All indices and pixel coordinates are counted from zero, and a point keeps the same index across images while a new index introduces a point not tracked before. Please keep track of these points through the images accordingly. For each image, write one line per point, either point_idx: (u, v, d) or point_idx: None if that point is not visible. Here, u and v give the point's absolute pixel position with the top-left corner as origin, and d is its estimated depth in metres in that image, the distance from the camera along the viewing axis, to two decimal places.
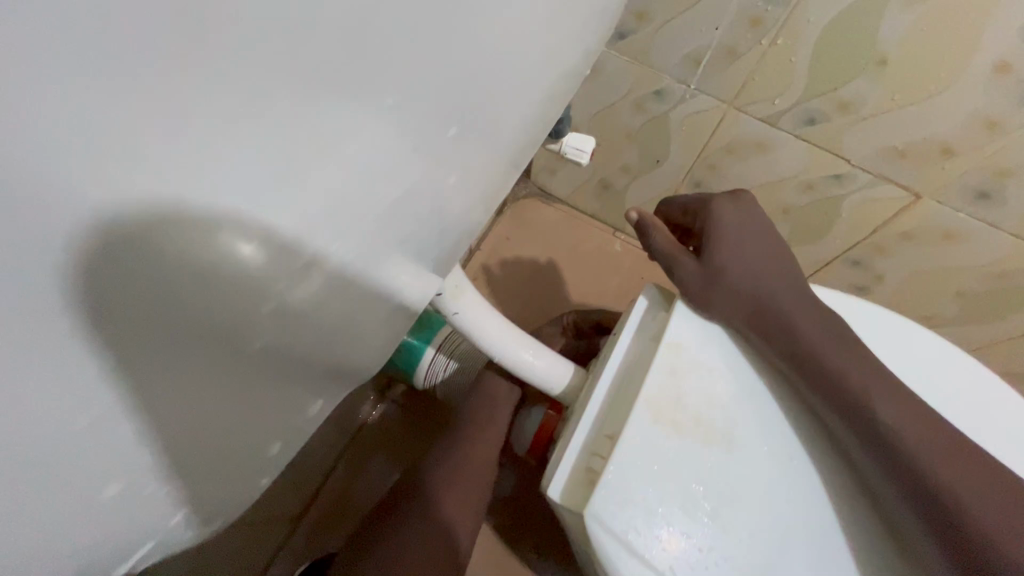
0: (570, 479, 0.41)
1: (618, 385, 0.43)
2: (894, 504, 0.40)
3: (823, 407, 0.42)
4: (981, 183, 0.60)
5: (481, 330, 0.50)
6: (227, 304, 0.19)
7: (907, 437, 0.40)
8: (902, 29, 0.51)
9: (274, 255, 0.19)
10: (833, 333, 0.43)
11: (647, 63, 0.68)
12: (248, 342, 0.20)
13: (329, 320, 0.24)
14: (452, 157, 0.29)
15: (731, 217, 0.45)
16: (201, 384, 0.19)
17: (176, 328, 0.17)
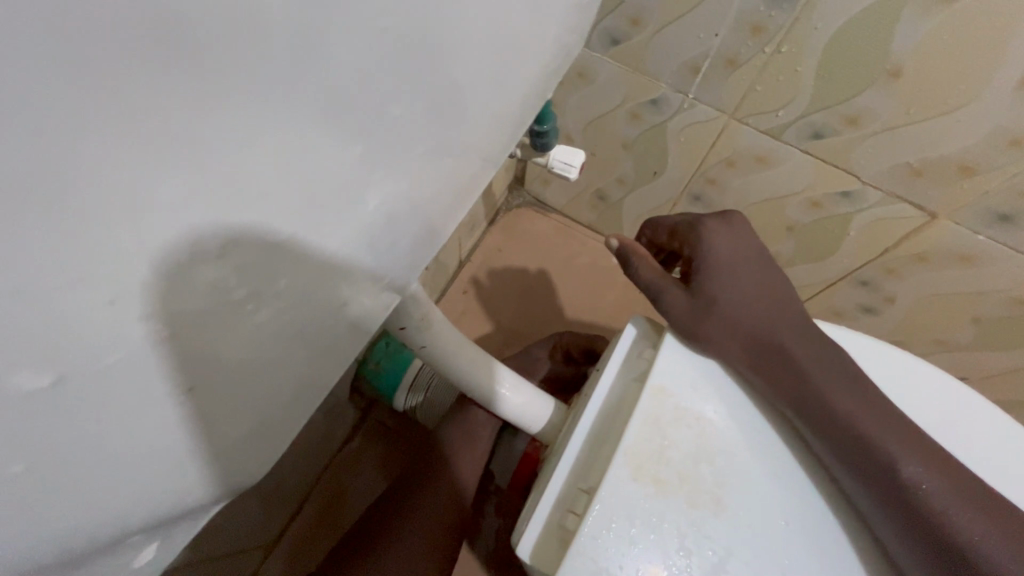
0: (540, 538, 0.37)
1: (597, 432, 0.39)
2: (911, 566, 0.35)
3: (829, 456, 0.38)
4: (1003, 205, 0.55)
5: (454, 363, 0.46)
6: (156, 337, 0.16)
7: (926, 490, 0.35)
8: (918, 38, 0.46)
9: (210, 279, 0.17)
10: (837, 369, 0.39)
11: (643, 71, 0.64)
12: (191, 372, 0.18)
13: (285, 348, 0.22)
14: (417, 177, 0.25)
15: (724, 240, 0.41)
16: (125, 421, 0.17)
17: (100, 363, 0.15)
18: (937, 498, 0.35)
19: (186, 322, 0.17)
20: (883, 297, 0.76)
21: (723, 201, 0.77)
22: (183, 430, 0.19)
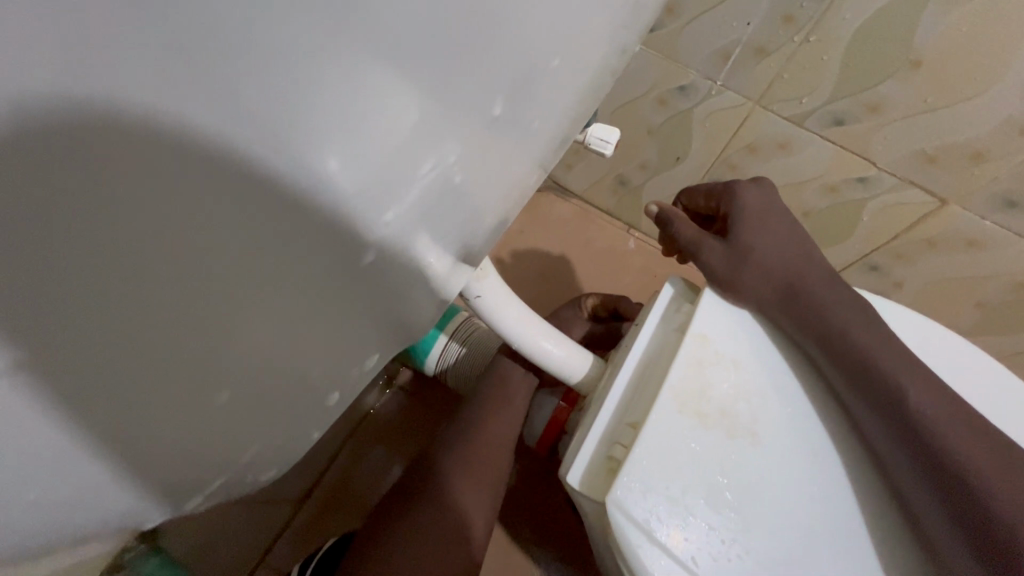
0: (589, 467, 0.40)
1: (640, 375, 0.43)
2: (920, 497, 0.38)
3: (851, 394, 0.41)
4: (1010, 192, 0.60)
5: (500, 316, 0.49)
6: (208, 284, 0.15)
7: (938, 427, 0.38)
8: (940, 30, 0.50)
9: (273, 225, 0.16)
10: (857, 311, 0.43)
11: (674, 58, 0.67)
12: (243, 323, 0.16)
13: (345, 299, 0.21)
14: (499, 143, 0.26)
15: (757, 200, 0.45)
16: (173, 378, 0.15)
17: (145, 309, 0.13)
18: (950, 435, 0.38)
19: (245, 266, 0.15)
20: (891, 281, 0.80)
21: None
22: (235, 389, 0.17)
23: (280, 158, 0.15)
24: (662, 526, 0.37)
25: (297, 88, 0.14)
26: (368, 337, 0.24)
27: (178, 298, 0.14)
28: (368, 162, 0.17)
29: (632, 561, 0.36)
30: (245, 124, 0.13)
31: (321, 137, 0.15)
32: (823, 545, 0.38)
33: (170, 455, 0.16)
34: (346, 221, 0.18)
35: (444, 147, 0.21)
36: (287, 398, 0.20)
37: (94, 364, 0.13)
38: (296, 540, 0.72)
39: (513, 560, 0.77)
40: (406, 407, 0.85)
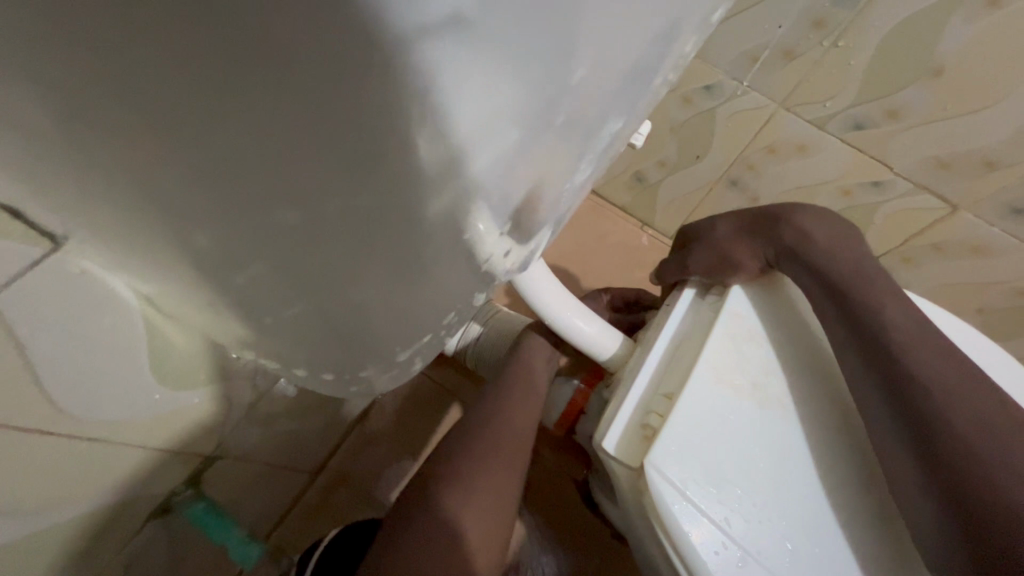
0: (625, 432, 0.42)
1: (675, 348, 0.45)
2: (912, 482, 0.38)
3: (863, 379, 0.42)
4: (1017, 200, 0.63)
5: (539, 292, 0.50)
6: (331, 197, 0.15)
7: (949, 426, 0.37)
8: (965, 40, 0.53)
9: (418, 184, 0.15)
10: (884, 289, 0.44)
11: (702, 58, 0.69)
12: (352, 238, 0.16)
13: (419, 249, 0.18)
14: (608, 147, 0.25)
15: (723, 216, 0.51)
16: (265, 230, 0.16)
17: (267, 182, 0.14)
18: (962, 428, 0.37)
19: (371, 200, 0.15)
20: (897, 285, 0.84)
21: (759, 188, 0.84)
22: (318, 271, 0.18)
23: (463, 104, 0.13)
24: (697, 489, 0.38)
25: (513, 68, 0.13)
26: (450, 296, 0.24)
27: (295, 193, 0.14)
28: (533, 121, 0.16)
29: (668, 521, 0.38)
30: (443, 96, 0.12)
31: (499, 116, 0.14)
32: (843, 513, 0.40)
33: (243, 261, 0.19)
34: (473, 196, 0.17)
35: (568, 136, 0.19)
36: (356, 314, 0.21)
37: (214, 186, 0.15)
38: (304, 517, 0.73)
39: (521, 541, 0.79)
40: (422, 386, 0.85)
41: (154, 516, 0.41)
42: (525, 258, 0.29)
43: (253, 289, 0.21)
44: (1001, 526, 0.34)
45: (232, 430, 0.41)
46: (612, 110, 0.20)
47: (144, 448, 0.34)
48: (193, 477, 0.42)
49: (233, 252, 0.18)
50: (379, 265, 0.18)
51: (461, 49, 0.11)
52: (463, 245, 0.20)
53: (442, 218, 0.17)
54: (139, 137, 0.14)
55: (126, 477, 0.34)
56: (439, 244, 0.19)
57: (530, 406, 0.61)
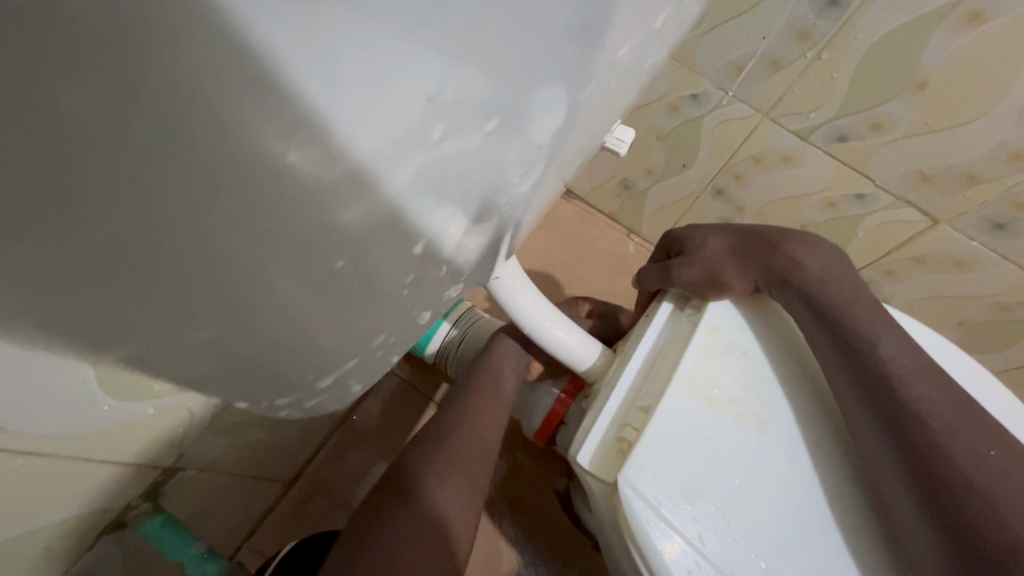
0: (600, 447, 0.41)
1: (652, 360, 0.45)
2: (899, 498, 0.38)
3: (851, 398, 0.42)
4: (998, 215, 0.63)
5: (516, 300, 0.49)
6: (232, 217, 0.13)
7: (931, 438, 0.38)
8: (946, 54, 0.53)
9: (337, 191, 0.15)
10: (865, 302, 0.45)
11: (689, 66, 0.69)
12: (269, 258, 0.15)
13: (346, 256, 0.17)
14: (562, 151, 0.25)
15: (711, 229, 0.50)
16: (168, 286, 0.14)
17: (152, 225, 0.12)
18: (956, 449, 0.37)
19: (284, 212, 0.14)
20: (881, 297, 0.84)
21: (744, 198, 0.84)
22: (244, 307, 0.17)
23: (386, 101, 0.13)
24: (672, 507, 0.38)
25: (423, 74, 0.13)
26: (398, 304, 0.23)
27: (192, 226, 0.13)
28: (466, 117, 0.16)
29: (643, 540, 0.37)
30: (336, 95, 0.12)
31: (417, 123, 0.14)
32: (822, 531, 0.40)
33: (152, 334, 0.16)
34: (404, 199, 0.17)
35: (511, 139, 0.19)
36: (281, 339, 0.19)
37: (90, 260, 0.13)
38: (277, 529, 0.70)
39: (501, 552, 0.77)
40: (402, 393, 0.84)
41: (108, 530, 0.40)
42: (485, 255, 0.29)
43: (161, 357, 0.18)
44: (985, 541, 0.34)
45: (195, 440, 0.39)
46: (558, 121, 0.20)
47: (97, 461, 0.32)
48: (153, 489, 0.41)
49: (127, 325, 0.16)
50: (294, 283, 0.17)
51: (343, 44, 0.11)
52: (403, 251, 0.20)
53: (368, 222, 0.17)
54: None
55: (71, 492, 0.32)
56: (370, 252, 0.18)
57: (496, 409, 0.60)
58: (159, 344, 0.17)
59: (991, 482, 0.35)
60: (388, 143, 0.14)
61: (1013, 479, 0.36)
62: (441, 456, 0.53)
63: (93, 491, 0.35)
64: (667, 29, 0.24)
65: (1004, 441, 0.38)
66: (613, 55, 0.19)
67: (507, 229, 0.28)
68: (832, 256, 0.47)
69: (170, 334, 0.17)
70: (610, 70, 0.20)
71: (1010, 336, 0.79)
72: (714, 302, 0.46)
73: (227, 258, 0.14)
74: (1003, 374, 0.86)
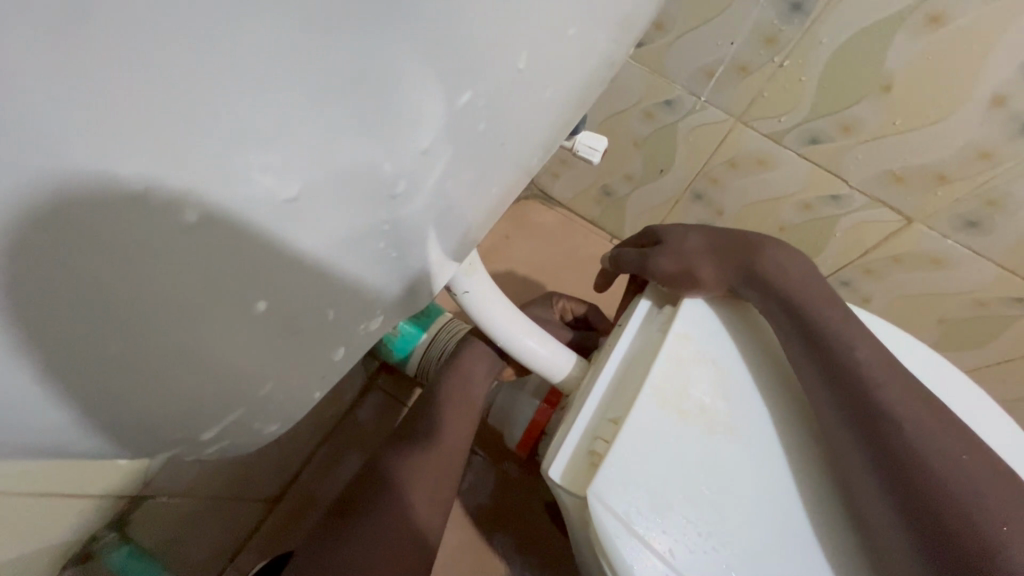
0: (571, 461, 0.41)
1: (623, 371, 0.45)
2: (875, 503, 0.38)
3: (824, 403, 0.42)
4: (970, 213, 0.64)
5: (485, 312, 0.49)
6: (137, 261, 0.13)
7: (899, 435, 0.38)
8: (909, 57, 0.53)
9: (236, 217, 0.14)
10: (830, 300, 0.45)
11: (660, 73, 0.69)
12: (156, 306, 0.15)
13: (270, 284, 0.17)
14: (492, 164, 0.25)
15: (688, 226, 0.50)
16: (52, 364, 0.13)
17: (57, 292, 0.12)
18: (928, 452, 0.37)
19: (159, 248, 0.14)
20: (861, 296, 0.84)
21: (723, 202, 0.84)
22: (146, 366, 0.16)
23: (267, 120, 0.13)
24: (641, 519, 0.37)
25: (274, 91, 0.13)
26: (324, 334, 0.23)
27: (53, 280, 0.12)
28: (367, 132, 0.16)
29: (612, 554, 0.36)
30: (212, 120, 0.12)
31: (287, 143, 0.14)
32: (792, 538, 0.39)
33: (86, 426, 0.16)
34: (301, 225, 0.17)
35: (424, 150, 0.19)
36: (225, 391, 0.19)
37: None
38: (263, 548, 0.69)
39: (488, 565, 0.76)
40: (386, 406, 0.83)
41: (74, 562, 0.40)
42: (414, 276, 0.29)
43: (111, 448, 0.18)
44: (960, 537, 0.34)
45: (159, 468, 0.39)
46: (457, 135, 0.20)
47: (52, 495, 0.32)
48: (119, 519, 0.40)
49: (69, 424, 0.15)
50: (217, 327, 0.17)
51: (212, 67, 0.12)
52: (320, 282, 0.19)
53: (282, 243, 0.16)
54: None
55: (26, 527, 0.32)
56: (295, 279, 0.18)
57: (467, 417, 0.59)
58: (104, 435, 0.16)
59: (959, 478, 0.36)
60: (280, 161, 0.14)
61: (980, 473, 0.36)
62: (412, 471, 0.52)
63: (52, 523, 0.34)
64: (600, 46, 0.24)
65: (967, 434, 0.38)
66: (501, 70, 0.19)
67: (445, 242, 0.28)
68: (803, 258, 0.47)
69: (111, 419, 0.16)
70: (508, 83, 0.20)
71: (991, 332, 0.79)
72: (686, 300, 0.47)
73: (144, 310, 0.14)
74: (985, 370, 0.87)
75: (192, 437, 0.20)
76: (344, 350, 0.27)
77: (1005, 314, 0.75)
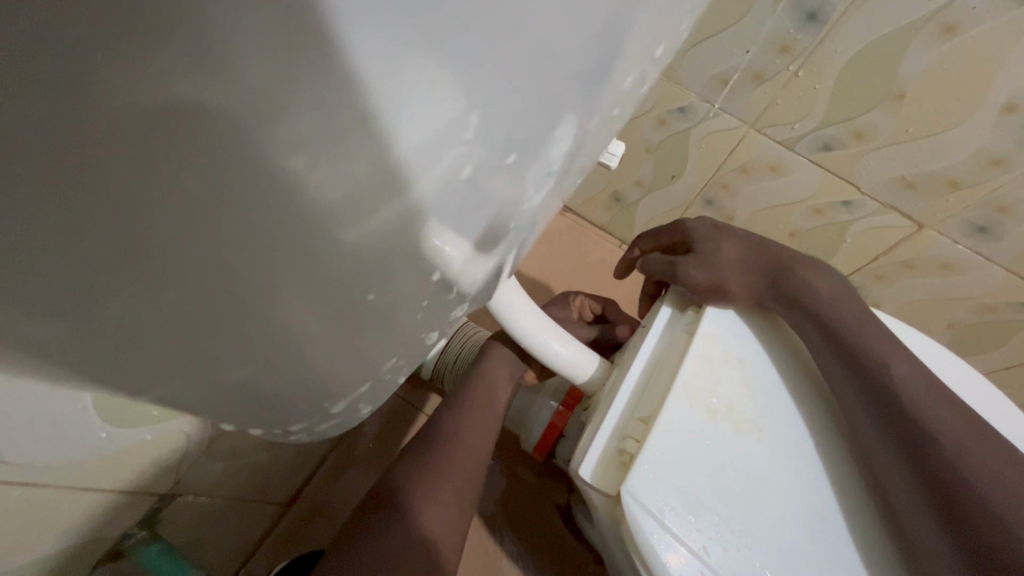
0: (601, 459, 0.41)
1: (651, 369, 0.45)
2: (908, 507, 0.39)
3: (863, 414, 0.42)
4: (981, 218, 0.65)
5: (512, 315, 0.49)
6: (283, 254, 0.14)
7: (936, 446, 0.39)
8: (923, 65, 0.55)
9: (373, 216, 0.14)
10: (862, 316, 0.46)
11: (674, 81, 0.70)
12: (274, 280, 0.14)
13: (382, 281, 0.17)
14: (574, 176, 0.25)
15: (719, 231, 0.50)
16: (187, 319, 0.14)
17: (207, 270, 0.13)
18: (968, 467, 0.38)
19: (300, 240, 0.13)
20: (870, 302, 0.85)
21: (734, 207, 0.85)
22: (259, 338, 0.16)
23: (438, 128, 0.13)
24: (673, 518, 0.38)
25: (457, 97, 0.13)
26: (411, 335, 0.23)
27: (212, 257, 0.12)
28: (512, 142, 0.16)
29: (644, 551, 0.37)
30: (395, 130, 0.12)
31: (445, 148, 0.14)
32: (821, 535, 0.40)
33: (198, 370, 0.17)
34: (416, 229, 0.16)
35: (544, 162, 0.19)
36: (313, 367, 0.19)
37: (93, 290, 0.12)
38: (275, 549, 0.69)
39: (502, 569, 0.76)
40: (399, 410, 0.83)
41: (103, 561, 0.40)
42: (490, 284, 0.28)
43: (210, 393, 0.19)
44: (996, 548, 0.35)
45: (192, 465, 0.39)
46: (574, 144, 0.20)
47: (91, 490, 0.32)
48: (148, 517, 0.40)
49: (184, 366, 0.16)
50: (328, 314, 0.17)
51: (407, 73, 0.11)
52: (417, 278, 0.19)
53: (404, 244, 0.16)
54: (91, 280, 0.12)
55: (63, 523, 0.32)
56: (403, 277, 0.18)
57: (488, 424, 0.58)
58: (202, 380, 0.18)
59: (997, 490, 0.36)
60: (434, 168, 0.14)
61: (1018, 484, 0.37)
62: (436, 469, 0.52)
63: (90, 518, 0.34)
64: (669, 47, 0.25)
65: (1003, 446, 0.39)
66: (620, 83, 0.19)
67: (516, 255, 0.28)
68: (834, 275, 0.48)
69: (221, 369, 0.17)
70: (625, 89, 0.20)
71: (1000, 335, 0.80)
72: (708, 308, 0.47)
73: (276, 291, 0.15)
74: (995, 374, 0.87)
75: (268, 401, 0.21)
76: (439, 334, 0.26)
77: (1012, 318, 0.76)
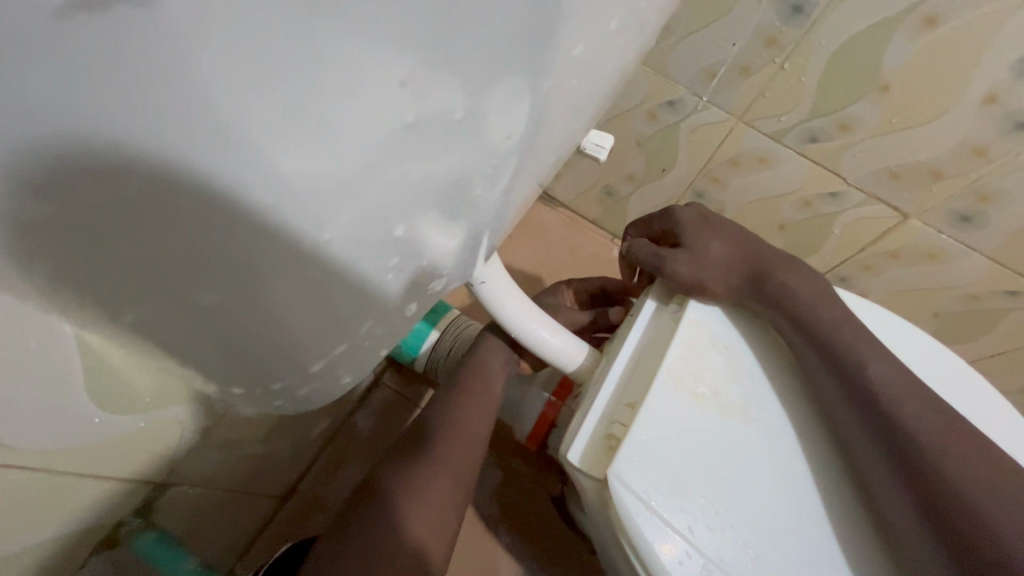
0: (590, 443, 0.42)
1: (639, 355, 0.46)
2: (887, 493, 0.40)
3: (842, 406, 0.43)
4: (964, 208, 0.66)
5: (501, 305, 0.49)
6: (242, 204, 0.15)
7: (910, 437, 0.41)
8: (904, 56, 0.55)
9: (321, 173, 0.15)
10: (838, 309, 0.47)
11: (663, 74, 0.71)
12: (239, 233, 0.15)
13: (345, 247, 0.18)
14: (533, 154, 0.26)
15: (704, 223, 0.50)
16: (156, 263, 0.15)
17: (169, 212, 0.14)
18: (943, 462, 0.39)
19: (255, 193, 0.14)
20: (859, 292, 0.86)
21: (724, 200, 0.86)
22: (230, 296, 0.17)
23: (369, 77, 0.14)
24: (660, 500, 0.38)
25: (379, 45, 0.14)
26: (384, 309, 0.24)
27: (173, 200, 0.14)
28: (448, 98, 0.17)
29: (631, 532, 0.37)
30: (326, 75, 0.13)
31: (378, 99, 0.15)
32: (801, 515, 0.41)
33: (176, 323, 0.18)
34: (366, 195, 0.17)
35: (489, 124, 0.20)
36: (289, 334, 0.20)
37: (65, 218, 0.13)
38: (272, 542, 0.69)
39: (497, 559, 0.77)
40: (393, 404, 0.84)
41: (101, 547, 0.40)
42: (461, 261, 0.29)
43: (194, 352, 0.20)
44: (968, 534, 0.36)
45: (186, 454, 0.40)
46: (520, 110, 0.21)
47: (89, 477, 0.33)
48: (144, 506, 0.41)
49: (162, 317, 0.17)
50: (294, 277, 0.18)
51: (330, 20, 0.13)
52: (378, 248, 0.20)
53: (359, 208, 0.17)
54: (62, 205, 0.13)
55: (61, 511, 0.33)
56: (365, 246, 0.19)
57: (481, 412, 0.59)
58: (182, 334, 0.19)
59: (967, 479, 0.38)
60: (372, 121, 0.15)
61: (985, 472, 0.38)
62: (428, 456, 0.52)
63: (86, 508, 0.35)
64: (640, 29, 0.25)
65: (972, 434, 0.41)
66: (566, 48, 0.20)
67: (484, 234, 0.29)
68: (811, 273, 0.49)
69: (197, 325, 0.18)
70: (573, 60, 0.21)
71: (987, 323, 0.81)
72: (689, 300, 0.48)
73: (240, 245, 0.16)
74: (983, 362, 0.89)
75: (252, 369, 0.21)
76: (415, 306, 0.27)
77: (998, 307, 0.77)
